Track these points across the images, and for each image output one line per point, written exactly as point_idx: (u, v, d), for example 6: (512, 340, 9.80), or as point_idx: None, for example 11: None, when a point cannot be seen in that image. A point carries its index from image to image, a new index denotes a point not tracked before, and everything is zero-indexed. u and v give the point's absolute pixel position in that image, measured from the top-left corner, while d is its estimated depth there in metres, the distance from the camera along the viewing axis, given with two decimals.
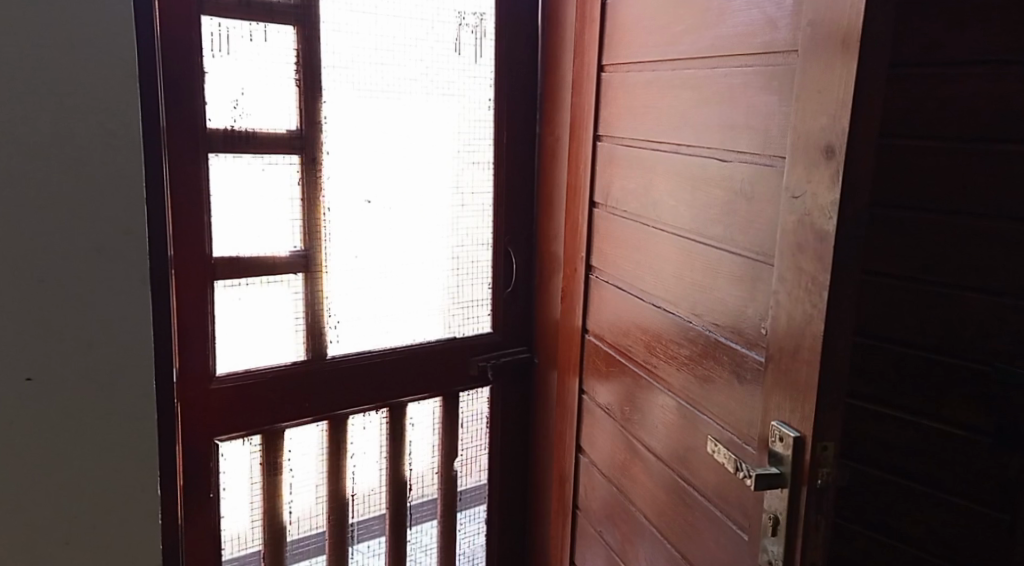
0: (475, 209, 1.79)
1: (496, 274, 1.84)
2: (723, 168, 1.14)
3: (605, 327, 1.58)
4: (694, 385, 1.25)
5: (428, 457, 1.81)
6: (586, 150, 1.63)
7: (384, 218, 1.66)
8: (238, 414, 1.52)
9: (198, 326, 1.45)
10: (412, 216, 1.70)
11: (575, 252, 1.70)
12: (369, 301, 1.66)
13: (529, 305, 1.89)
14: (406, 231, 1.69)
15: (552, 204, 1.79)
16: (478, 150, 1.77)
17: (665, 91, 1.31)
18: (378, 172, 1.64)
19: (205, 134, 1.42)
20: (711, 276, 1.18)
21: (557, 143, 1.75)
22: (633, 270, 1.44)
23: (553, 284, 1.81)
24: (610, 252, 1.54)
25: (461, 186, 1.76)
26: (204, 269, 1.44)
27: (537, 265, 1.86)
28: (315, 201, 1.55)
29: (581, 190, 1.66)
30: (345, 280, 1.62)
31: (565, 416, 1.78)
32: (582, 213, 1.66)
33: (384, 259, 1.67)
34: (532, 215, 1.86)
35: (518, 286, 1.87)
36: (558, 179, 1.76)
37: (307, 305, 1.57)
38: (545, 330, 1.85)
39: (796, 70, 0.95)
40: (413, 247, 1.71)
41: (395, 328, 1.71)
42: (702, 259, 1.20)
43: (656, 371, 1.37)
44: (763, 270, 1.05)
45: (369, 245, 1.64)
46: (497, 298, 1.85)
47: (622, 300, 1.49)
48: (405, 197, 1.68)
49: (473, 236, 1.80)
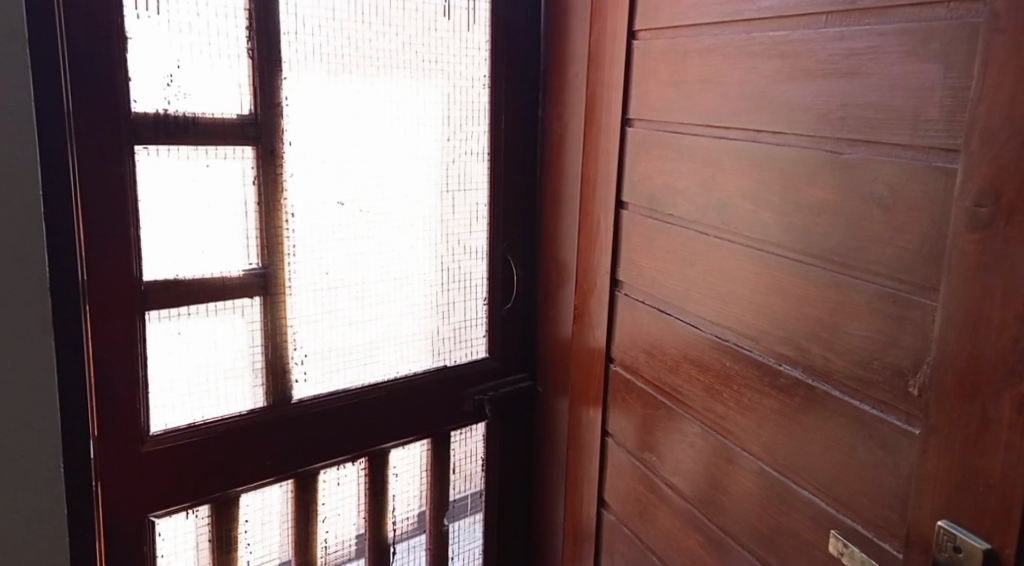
0: (467, 211, 1.47)
1: (496, 288, 1.52)
2: (835, 164, 0.86)
3: (638, 354, 1.25)
4: (792, 445, 0.93)
5: (415, 510, 1.49)
6: (609, 138, 1.29)
7: (361, 227, 1.33)
8: (177, 481, 1.17)
9: (125, 370, 1.11)
10: (398, 222, 1.37)
11: (594, 262, 1.37)
12: (341, 330, 1.33)
13: (532, 324, 1.58)
14: (391, 239, 1.37)
15: (560, 204, 1.47)
16: (472, 138, 1.45)
17: (741, 64, 0.99)
18: (351, 167, 1.30)
19: (128, 119, 1.08)
20: (829, 311, 0.87)
21: (568, 132, 1.43)
22: (679, 289, 1.13)
23: (562, 299, 1.49)
24: (647, 265, 1.21)
25: (451, 184, 1.44)
26: (130, 297, 1.10)
27: (541, 276, 1.55)
28: (275, 206, 1.22)
29: (605, 188, 1.31)
30: (312, 305, 1.29)
31: (581, 458, 1.45)
32: (602, 214, 1.33)
33: (361, 276, 1.34)
34: (535, 216, 1.54)
35: (519, 301, 1.55)
36: (571, 174, 1.43)
37: (266, 338, 1.24)
38: (552, 354, 1.54)
39: (985, 28, 0.69)
40: (397, 261, 1.38)
41: (373, 361, 1.38)
42: (812, 288, 0.89)
43: (725, 423, 1.05)
44: (925, 312, 0.76)
45: (343, 261, 1.31)
46: (496, 318, 1.53)
47: (660, 326, 1.18)
48: (388, 198, 1.36)
49: (465, 245, 1.47)
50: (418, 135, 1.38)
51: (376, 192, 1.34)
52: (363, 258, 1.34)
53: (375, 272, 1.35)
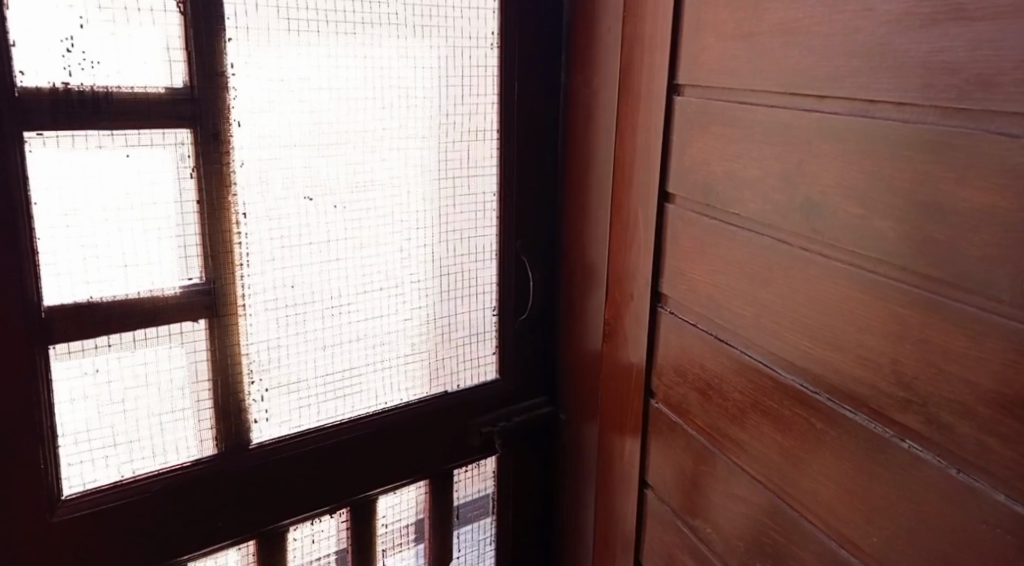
0: (471, 203, 1.19)
1: (509, 296, 1.25)
2: (1002, 153, 0.57)
3: (688, 392, 0.97)
4: (933, 548, 0.67)
5: (410, 561, 1.26)
6: (653, 113, 0.99)
7: (336, 227, 1.06)
8: (101, 552, 0.94)
9: (25, 423, 0.86)
10: (384, 219, 1.10)
11: (631, 271, 1.08)
12: (313, 356, 1.07)
13: (553, 336, 1.31)
14: (375, 242, 1.10)
15: (588, 194, 1.19)
16: (477, 111, 1.16)
17: (846, 4, 0.69)
18: (322, 152, 1.03)
19: (12, 97, 0.81)
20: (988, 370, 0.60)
21: (598, 104, 1.14)
22: (750, 314, 0.85)
23: (589, 310, 1.22)
24: (702, 279, 0.92)
25: (448, 171, 1.16)
26: (27, 331, 0.85)
27: (565, 281, 1.27)
28: (222, 206, 0.96)
29: (647, 177, 1.02)
30: (274, 327, 1.03)
31: (613, 508, 1.18)
32: (641, 211, 1.04)
33: (336, 289, 1.07)
34: (556, 207, 1.26)
35: (536, 311, 1.28)
36: (602, 156, 1.14)
37: (214, 372, 0.99)
38: (577, 375, 1.27)
39: None
40: (383, 268, 1.11)
41: (355, 390, 1.12)
42: (970, 340, 0.61)
43: (815, 509, 0.80)
44: None
45: (312, 270, 1.04)
46: (508, 332, 1.26)
47: (719, 361, 0.91)
48: (371, 190, 1.08)
49: (469, 245, 1.20)
50: (409, 111, 1.09)
51: (356, 182, 1.06)
52: (338, 267, 1.07)
53: (354, 282, 1.09)
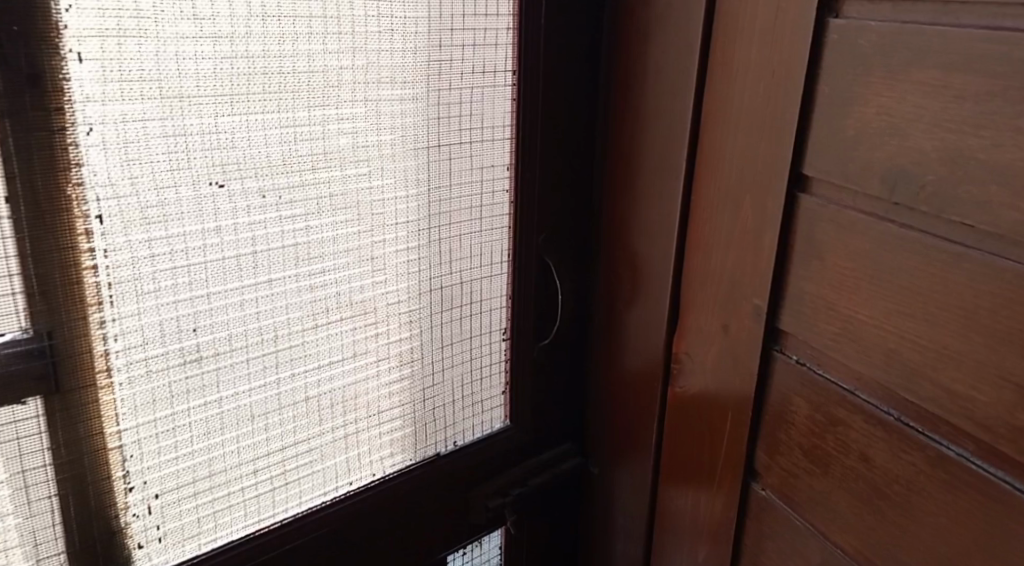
0: (474, 183, 0.79)
1: (526, 316, 0.86)
2: None
3: (834, 492, 0.63)
4: None
5: None
6: (787, 54, 0.62)
7: (266, 229, 0.66)
8: None
9: None
10: (344, 214, 0.71)
11: (730, 295, 0.71)
12: (235, 430, 0.68)
13: (584, 367, 0.94)
14: (326, 249, 0.70)
15: (642, 170, 0.81)
16: (486, 44, 0.76)
17: None
18: (237, 108, 0.63)
19: None
20: None
21: (667, 33, 0.75)
22: (993, 395, 0.49)
23: (642, 337, 0.85)
24: (879, 326, 0.57)
25: (439, 136, 0.75)
26: None
27: (603, 290, 0.89)
28: (54, 209, 0.55)
29: (772, 154, 0.65)
30: (163, 397, 0.63)
31: None
32: (755, 205, 0.67)
33: (266, 327, 0.68)
34: (592, 187, 0.87)
35: (563, 333, 0.90)
36: (674, 115, 0.75)
37: (65, 482, 0.60)
38: (617, 421, 0.91)
39: None
40: (339, 288, 0.72)
41: (302, 473, 0.73)
42: None
43: None
44: None
45: (228, 300, 0.65)
46: (525, 367, 0.88)
47: (902, 462, 0.56)
48: (322, 169, 0.68)
49: (471, 247, 0.81)
50: (384, 41, 0.69)
51: (294, 158, 0.67)
52: (268, 292, 0.67)
53: (296, 314, 0.69)
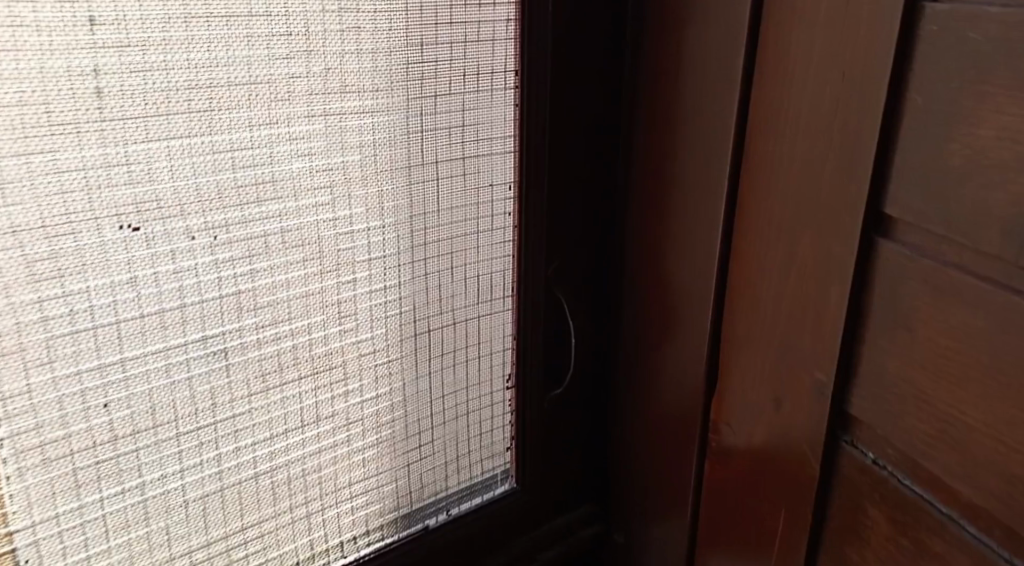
0: (467, 207, 0.64)
1: (536, 361, 0.71)
2: None
3: None
4: None
5: None
6: (863, 54, 0.46)
7: (194, 277, 0.49)
8: None
9: None
10: (294, 254, 0.54)
11: (787, 356, 0.56)
12: (165, 524, 0.53)
13: (605, 417, 0.79)
14: (276, 295, 0.54)
15: (674, 189, 0.66)
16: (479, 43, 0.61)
17: None
18: (153, 130, 0.46)
19: None
20: None
21: (716, 25, 0.58)
22: None
23: (673, 389, 0.70)
24: (997, 441, 0.42)
25: (423, 153, 0.60)
26: None
27: (628, 331, 0.74)
28: None
29: (841, 185, 0.49)
30: (67, 490, 0.48)
31: None
32: (816, 245, 0.52)
33: (200, 392, 0.51)
34: (613, 207, 0.72)
35: (580, 380, 0.76)
36: (717, 124, 0.60)
37: None
38: (645, 485, 0.76)
39: None
40: (292, 343, 0.55)
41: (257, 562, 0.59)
42: None
43: None
44: None
45: (148, 369, 0.48)
46: (536, 424, 0.73)
47: None
48: (269, 202, 0.52)
49: (467, 283, 0.66)
50: (347, 42, 0.54)
51: (230, 186, 0.50)
52: (205, 352, 0.51)
53: (239, 380, 0.53)
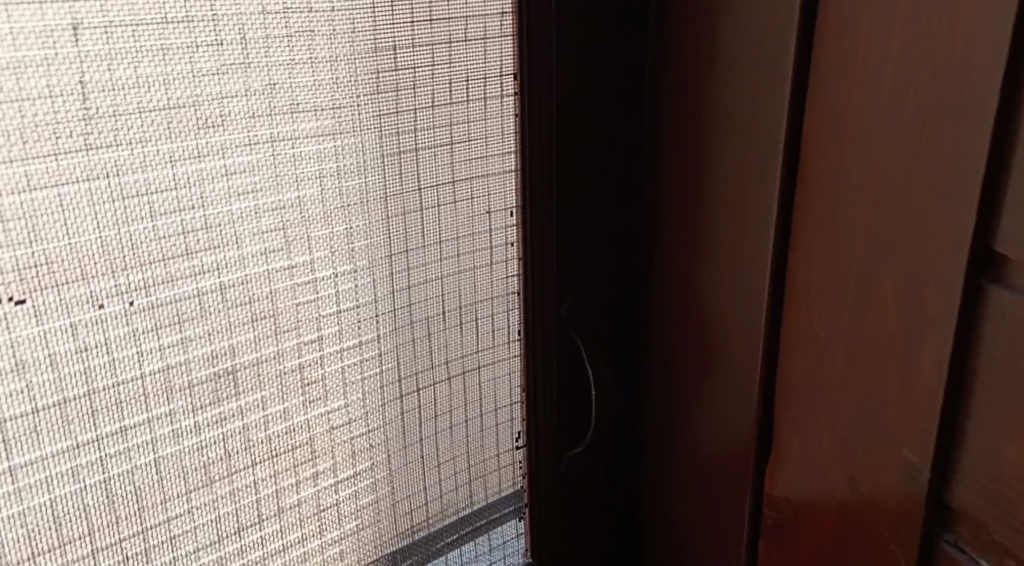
0: (461, 239, 0.53)
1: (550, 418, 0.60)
2: None
3: None
4: None
5: None
6: (971, 47, 0.34)
7: (104, 355, 0.40)
8: None
9: None
10: (237, 314, 0.44)
11: (870, 430, 0.44)
12: None
13: (638, 479, 0.67)
14: (214, 367, 0.44)
15: (710, 217, 0.53)
16: (470, 46, 0.49)
17: None
18: (36, 180, 0.36)
19: None
20: None
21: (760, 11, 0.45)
22: None
23: (714, 455, 0.58)
24: None
25: (404, 180, 0.49)
26: None
27: (658, 381, 0.62)
28: None
29: (939, 219, 0.37)
30: None
31: None
32: (909, 294, 0.40)
33: (119, 493, 0.42)
34: (637, 236, 0.59)
35: (606, 439, 0.64)
36: (765, 139, 0.47)
37: None
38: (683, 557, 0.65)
39: None
40: (240, 424, 0.46)
41: None
42: None
43: None
44: None
45: (48, 474, 0.39)
46: (550, 492, 0.62)
47: None
48: (204, 252, 0.42)
49: (465, 330, 0.55)
50: (298, 49, 0.42)
51: (146, 240, 0.40)
52: (122, 447, 0.41)
53: (173, 471, 0.44)
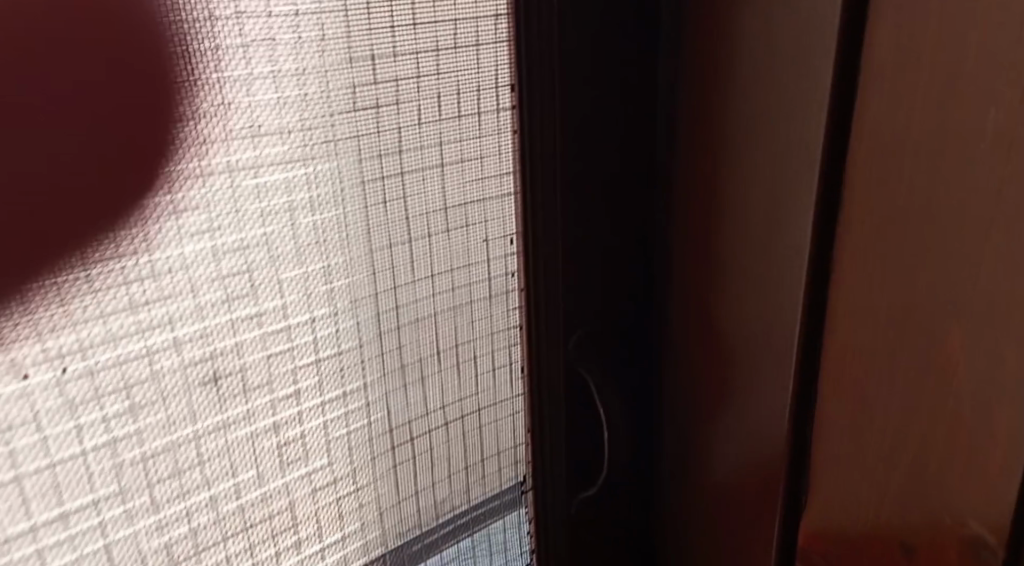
0: (455, 268, 0.47)
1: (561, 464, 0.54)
2: None
3: None
4: None
5: None
6: None
7: (34, 434, 0.33)
8: None
9: None
10: (196, 373, 0.38)
11: (921, 499, 0.38)
12: None
13: (654, 525, 0.61)
14: (171, 436, 0.37)
15: (728, 246, 0.46)
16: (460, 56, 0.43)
17: None
18: None
19: None
20: None
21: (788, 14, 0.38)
22: None
23: (734, 509, 0.51)
24: None
25: (388, 208, 0.43)
26: None
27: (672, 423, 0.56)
28: None
29: (994, 253, 0.31)
30: None
31: None
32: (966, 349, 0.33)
33: None
34: (647, 263, 0.53)
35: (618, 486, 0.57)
36: (795, 155, 0.40)
37: None
38: None
39: None
40: (207, 496, 0.40)
41: None
42: None
43: None
44: None
45: None
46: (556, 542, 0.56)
47: None
48: (150, 306, 0.35)
49: (461, 368, 0.49)
50: (259, 63, 0.36)
51: (78, 295, 0.33)
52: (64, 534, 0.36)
53: (128, 557, 0.38)
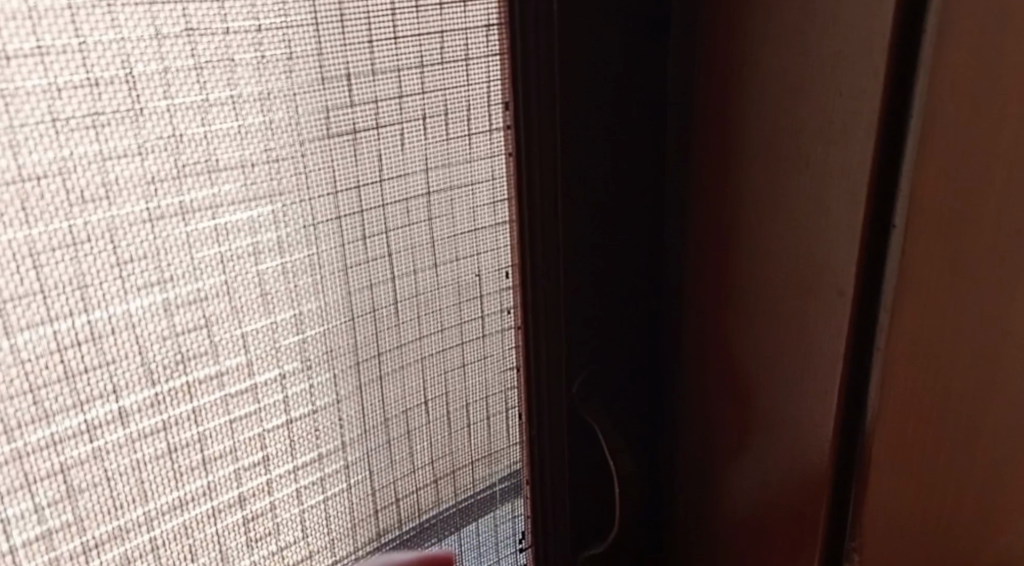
0: (443, 313, 0.42)
1: (563, 520, 0.48)
2: None
3: None
4: None
5: None
6: None
7: None
8: None
9: None
10: (145, 448, 0.33)
11: None
12: None
13: None
14: (116, 522, 0.33)
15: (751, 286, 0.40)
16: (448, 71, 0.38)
17: None
18: None
19: None
20: None
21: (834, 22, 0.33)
22: None
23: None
24: None
25: (369, 247, 0.37)
26: None
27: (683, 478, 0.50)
28: None
29: None
30: None
31: None
32: None
33: None
34: (657, 300, 0.47)
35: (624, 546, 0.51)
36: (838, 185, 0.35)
37: None
38: None
39: None
40: None
41: None
42: None
43: None
44: None
45: None
46: None
47: None
48: (89, 374, 0.30)
49: (450, 421, 0.44)
50: (214, 86, 0.31)
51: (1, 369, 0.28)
52: None
53: None
